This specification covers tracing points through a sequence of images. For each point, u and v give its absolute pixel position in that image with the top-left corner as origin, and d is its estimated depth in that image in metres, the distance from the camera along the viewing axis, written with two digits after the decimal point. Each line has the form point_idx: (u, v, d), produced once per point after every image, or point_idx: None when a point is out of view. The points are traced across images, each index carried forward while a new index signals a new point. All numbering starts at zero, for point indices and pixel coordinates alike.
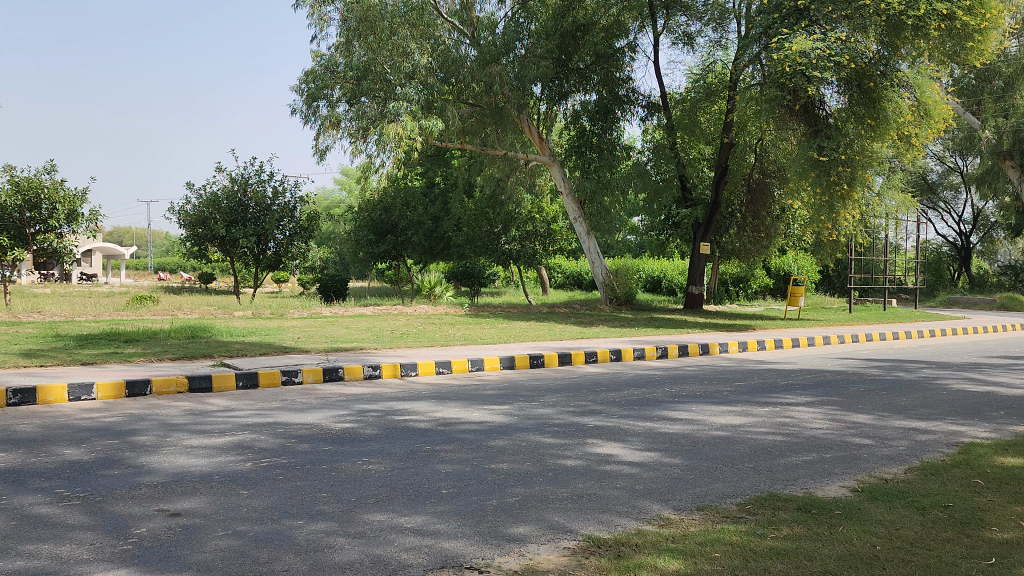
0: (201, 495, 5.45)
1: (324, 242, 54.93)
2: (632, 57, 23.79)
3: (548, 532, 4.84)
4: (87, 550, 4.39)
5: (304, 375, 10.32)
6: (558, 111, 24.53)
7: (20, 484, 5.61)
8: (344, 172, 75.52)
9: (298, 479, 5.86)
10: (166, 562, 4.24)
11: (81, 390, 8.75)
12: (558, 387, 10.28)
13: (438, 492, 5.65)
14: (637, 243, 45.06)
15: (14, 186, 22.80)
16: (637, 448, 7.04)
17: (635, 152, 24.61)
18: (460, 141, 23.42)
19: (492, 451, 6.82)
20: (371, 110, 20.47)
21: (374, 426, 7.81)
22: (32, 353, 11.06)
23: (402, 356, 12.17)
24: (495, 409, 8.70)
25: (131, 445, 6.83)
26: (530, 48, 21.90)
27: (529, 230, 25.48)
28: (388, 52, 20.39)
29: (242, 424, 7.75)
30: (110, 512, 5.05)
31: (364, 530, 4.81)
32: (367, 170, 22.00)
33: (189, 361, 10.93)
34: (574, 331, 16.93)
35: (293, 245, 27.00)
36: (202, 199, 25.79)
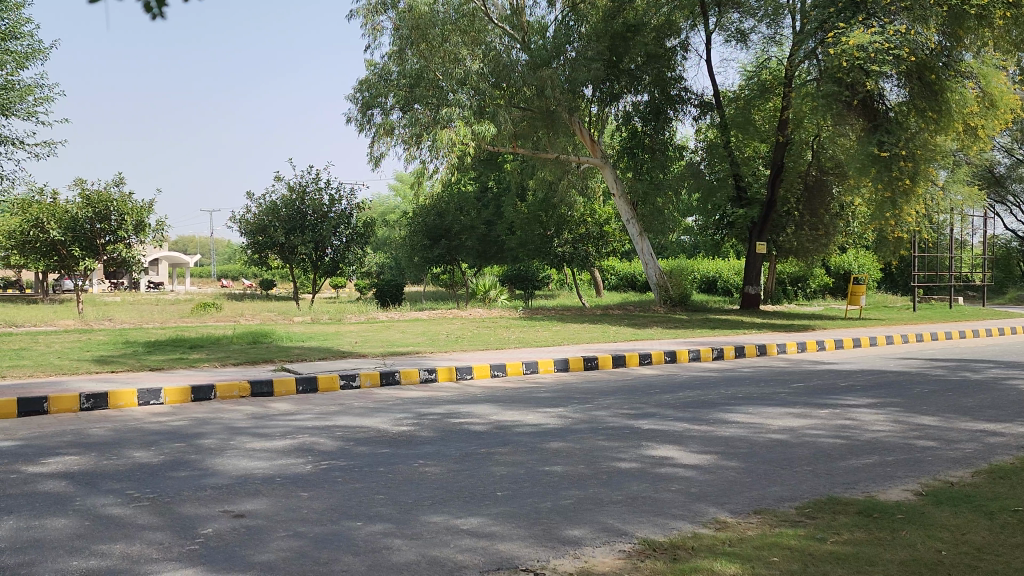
0: (263, 496, 5.62)
1: (379, 248, 55.62)
2: (684, 56, 23.70)
3: (602, 535, 4.85)
4: (156, 549, 4.57)
5: (361, 379, 10.52)
6: (609, 113, 24.36)
7: (94, 485, 5.85)
8: (399, 179, 76.53)
9: (357, 482, 5.99)
10: (230, 562, 4.38)
11: (150, 394, 9.07)
12: (613, 389, 10.25)
13: (493, 494, 5.71)
14: (691, 244, 44.45)
15: (85, 199, 23.75)
16: (692, 450, 6.99)
17: (689, 153, 24.65)
18: (513, 146, 23.24)
19: (547, 454, 6.86)
20: (424, 117, 20.62)
21: (430, 428, 7.92)
22: (104, 360, 11.50)
23: (457, 359, 12.28)
24: (549, 412, 8.74)
25: (198, 448, 7.05)
26: (581, 51, 21.86)
27: (581, 233, 25.25)
28: (440, 59, 21.05)
29: (302, 427, 7.93)
30: (177, 513, 5.23)
31: (420, 532, 4.89)
32: (420, 175, 22.30)
33: (252, 366, 11.21)
34: (629, 333, 16.85)
35: (350, 251, 27.45)
36: (262, 207, 26.49)
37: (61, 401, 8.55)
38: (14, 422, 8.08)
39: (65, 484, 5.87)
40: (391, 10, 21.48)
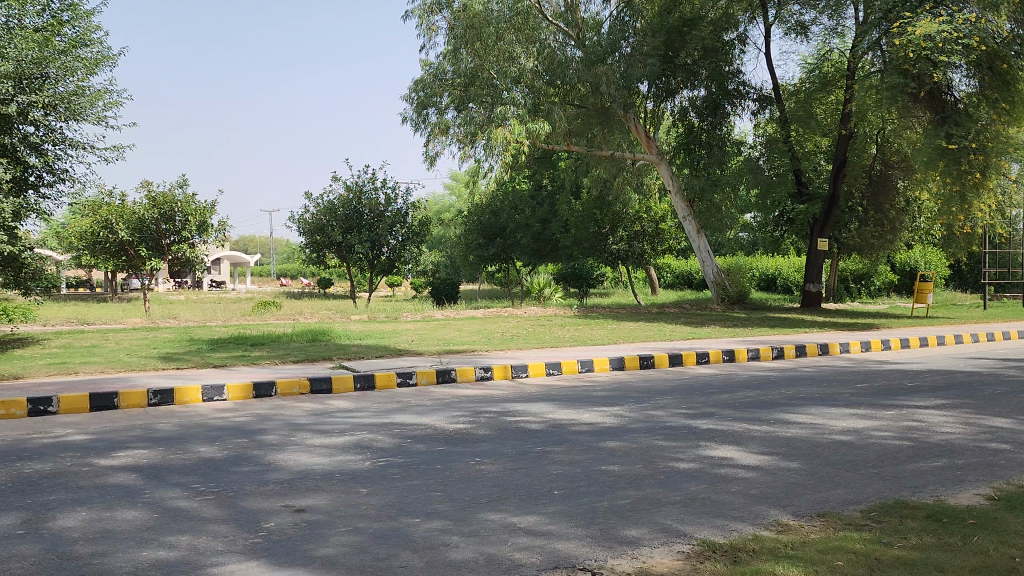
0: (324, 492, 5.71)
1: (435, 246, 56.01)
2: (742, 49, 23.41)
3: (661, 535, 4.80)
4: (222, 542, 4.67)
5: (418, 376, 10.59)
6: (665, 108, 24.08)
7: (162, 479, 6.01)
8: (454, 178, 77.05)
9: (414, 479, 6.04)
10: (292, 555, 4.46)
11: (214, 390, 9.29)
12: (670, 388, 10.13)
13: (550, 492, 5.69)
14: (749, 241, 43.72)
15: (151, 202, 24.51)
16: (752, 451, 6.86)
17: (748, 148, 24.21)
18: (567, 144, 23.12)
19: (603, 453, 6.81)
20: (478, 116, 20.83)
21: (486, 427, 7.94)
22: (169, 357, 11.83)
23: (512, 357, 12.30)
24: (606, 410, 8.68)
25: (260, 444, 7.19)
26: (637, 47, 21.72)
27: (637, 229, 25.08)
28: (494, 57, 20.95)
29: (360, 424, 8.04)
30: (240, 507, 5.34)
31: (478, 529, 4.90)
32: (475, 174, 22.41)
33: (311, 363, 11.41)
34: (686, 332, 16.63)
35: (406, 250, 27.71)
36: (319, 207, 26.93)
37: (130, 397, 8.84)
38: (87, 416, 8.37)
39: (135, 477, 6.05)
40: (446, 10, 21.63)
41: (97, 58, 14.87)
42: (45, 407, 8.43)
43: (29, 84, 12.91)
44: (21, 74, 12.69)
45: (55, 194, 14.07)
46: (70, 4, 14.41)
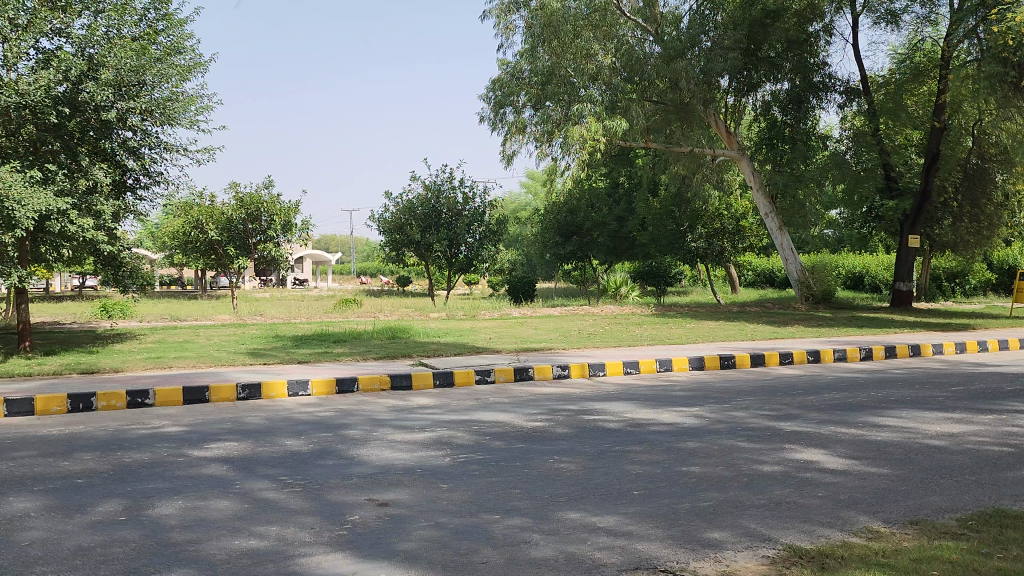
0: (406, 487, 5.80)
1: (512, 246, 56.23)
2: (828, 41, 22.75)
3: (745, 539, 4.70)
4: (309, 533, 4.81)
5: (496, 374, 10.65)
6: (746, 102, 23.71)
7: (251, 470, 6.22)
8: (530, 176, 77.27)
9: (494, 475, 6.08)
10: (376, 548, 4.55)
11: (299, 386, 9.57)
12: (751, 389, 9.92)
13: (630, 492, 5.65)
14: (835, 238, 42.38)
15: (239, 201, 25.59)
16: (839, 454, 6.66)
17: (833, 142, 23.43)
18: (645, 141, 22.85)
19: (684, 454, 6.71)
20: (556, 113, 21.05)
21: (564, 425, 7.93)
22: (256, 353, 12.22)
23: (590, 356, 12.26)
24: (686, 410, 8.57)
25: (343, 438, 7.36)
26: (718, 40, 21.20)
27: (716, 227, 24.69)
28: (571, 55, 20.97)
29: (441, 420, 8.14)
30: (325, 500, 5.48)
31: (557, 528, 4.91)
32: (551, 172, 22.49)
33: (391, 361, 11.61)
34: (769, 332, 16.24)
35: (483, 249, 27.94)
36: (399, 207, 27.41)
37: (220, 391, 9.17)
38: (181, 408, 8.73)
39: (226, 468, 6.28)
40: (523, 10, 21.80)
41: (189, 65, 15.38)
42: (142, 399, 8.86)
43: (127, 92, 13.45)
44: (121, 81, 13.24)
45: (150, 196, 14.67)
46: (166, 14, 15.00)
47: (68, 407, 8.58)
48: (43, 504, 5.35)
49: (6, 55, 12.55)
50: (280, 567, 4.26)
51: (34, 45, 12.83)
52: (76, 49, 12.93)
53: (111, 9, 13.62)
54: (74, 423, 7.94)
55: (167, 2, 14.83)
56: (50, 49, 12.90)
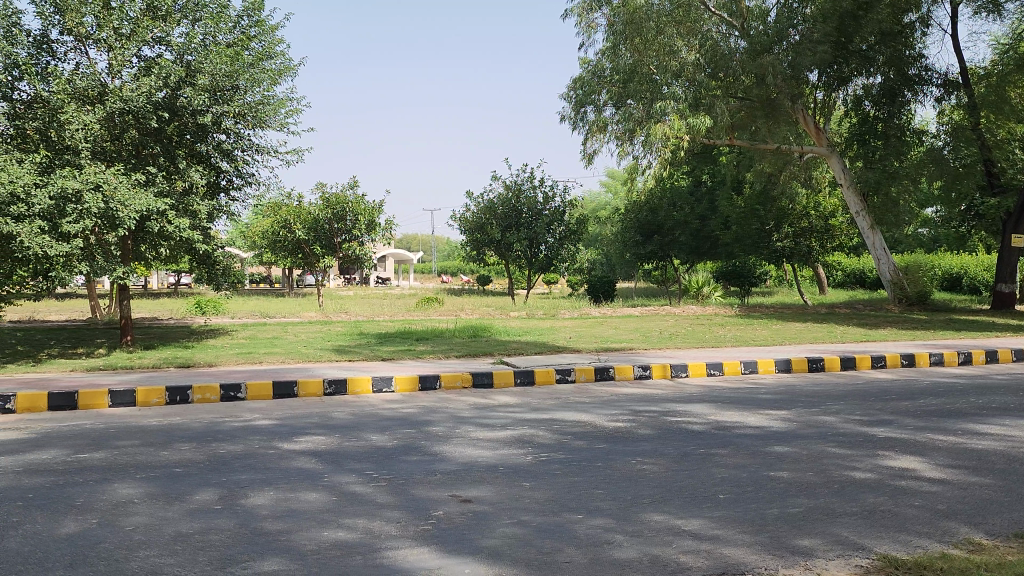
0: (489, 484, 5.84)
1: (592, 245, 56.08)
2: (925, 32, 21.88)
3: (837, 547, 4.55)
4: (395, 527, 4.89)
5: (577, 374, 10.62)
6: (837, 96, 22.97)
7: (339, 464, 6.38)
8: (611, 174, 76.87)
9: (576, 475, 6.06)
10: (461, 544, 4.60)
11: (383, 382, 9.75)
12: (841, 393, 9.60)
13: (716, 496, 5.54)
14: (931, 237, 40.65)
15: (324, 201, 26.26)
16: (937, 463, 6.38)
17: (930, 137, 22.55)
18: (729, 138, 22.38)
19: (772, 458, 6.56)
20: (638, 112, 20.76)
21: (647, 426, 7.84)
22: (342, 350, 12.53)
23: (672, 356, 12.14)
24: (772, 413, 8.36)
25: (427, 435, 7.46)
26: (807, 34, 20.60)
27: (803, 227, 24.25)
28: (654, 52, 20.66)
29: (522, 419, 8.16)
30: (411, 495, 5.57)
31: (642, 529, 4.86)
32: (633, 171, 22.37)
33: (473, 358, 11.72)
34: (859, 334, 15.69)
35: (564, 248, 27.87)
36: (479, 207, 27.73)
37: (308, 386, 9.43)
38: (271, 402, 9.02)
39: (315, 461, 6.44)
40: (605, 7, 21.76)
41: (280, 69, 15.74)
42: (234, 393, 9.17)
43: (222, 96, 13.83)
44: (216, 87, 13.62)
45: (242, 196, 15.17)
46: (258, 20, 15.33)
47: (166, 400, 8.96)
48: (145, 491, 5.60)
49: (111, 64, 13.26)
50: (368, 559, 4.34)
51: (137, 53, 13.48)
52: (175, 55, 13.53)
53: (207, 16, 14.15)
54: (172, 414, 8.29)
55: (259, 8, 15.26)
56: (151, 57, 13.54)
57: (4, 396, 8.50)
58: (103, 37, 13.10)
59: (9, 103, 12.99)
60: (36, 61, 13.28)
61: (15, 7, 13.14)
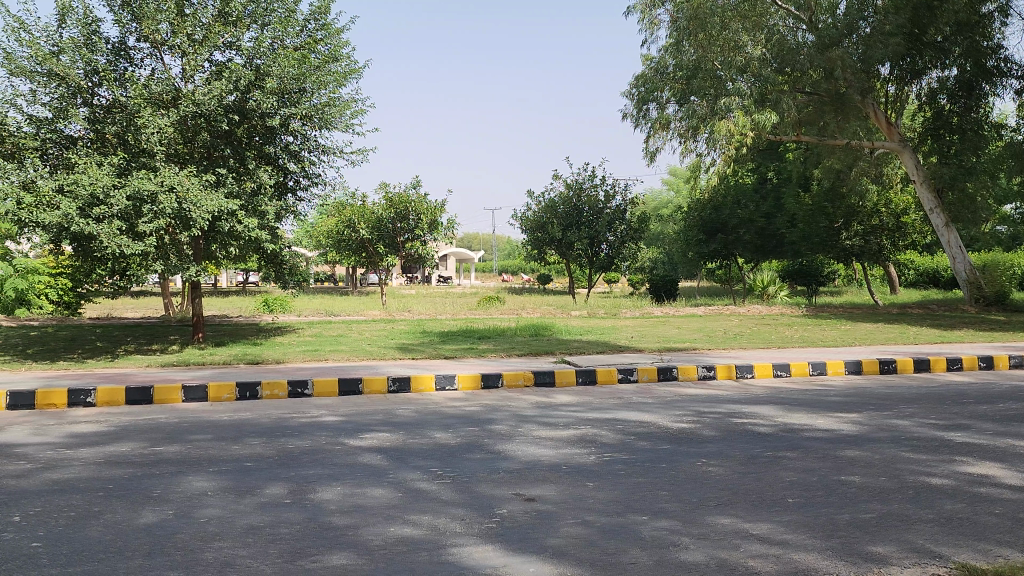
0: (552, 483, 5.84)
1: (654, 244, 55.69)
2: (1004, 22, 21.01)
3: (912, 555, 4.41)
4: (459, 524, 4.92)
5: (639, 373, 10.53)
6: (910, 90, 22.29)
7: (404, 460, 6.46)
8: (673, 172, 76.12)
9: (640, 476, 6.01)
10: (525, 543, 4.60)
11: (446, 380, 9.83)
12: (914, 396, 9.29)
13: (784, 500, 5.43)
14: (1010, 234, 39.13)
15: (389, 201, 26.86)
16: (1019, 470, 6.12)
17: (1009, 131, 21.95)
18: (797, 134, 21.94)
19: (842, 462, 6.39)
20: (701, 109, 20.49)
21: (713, 427, 7.73)
22: (406, 347, 12.68)
23: (738, 357, 11.93)
24: (842, 416, 8.15)
25: (490, 433, 7.50)
26: (878, 26, 19.89)
27: (874, 224, 23.36)
28: (718, 47, 20.38)
29: (585, 419, 8.13)
30: (476, 492, 5.60)
31: (708, 532, 4.79)
32: (697, 169, 22.13)
33: (535, 358, 11.72)
34: (933, 335, 15.20)
35: (625, 247, 27.65)
36: (541, 206, 27.80)
37: (372, 384, 9.57)
38: (337, 399, 9.19)
39: (381, 458, 6.54)
40: (669, 3, 21.56)
41: (345, 72, 15.90)
42: (302, 390, 9.37)
43: (289, 99, 14.16)
44: (284, 89, 13.95)
45: (308, 197, 15.48)
46: (324, 23, 15.57)
47: (237, 395, 9.20)
48: (218, 484, 5.76)
49: (185, 68, 13.68)
50: (433, 556, 4.38)
51: (209, 58, 13.89)
52: (245, 60, 13.88)
53: (275, 21, 14.47)
54: (242, 410, 8.52)
55: (326, 11, 15.50)
56: (222, 61, 13.91)
57: (85, 390, 8.86)
58: (177, 42, 13.51)
59: (89, 107, 13.54)
60: (115, 68, 13.78)
61: (94, 15, 13.63)
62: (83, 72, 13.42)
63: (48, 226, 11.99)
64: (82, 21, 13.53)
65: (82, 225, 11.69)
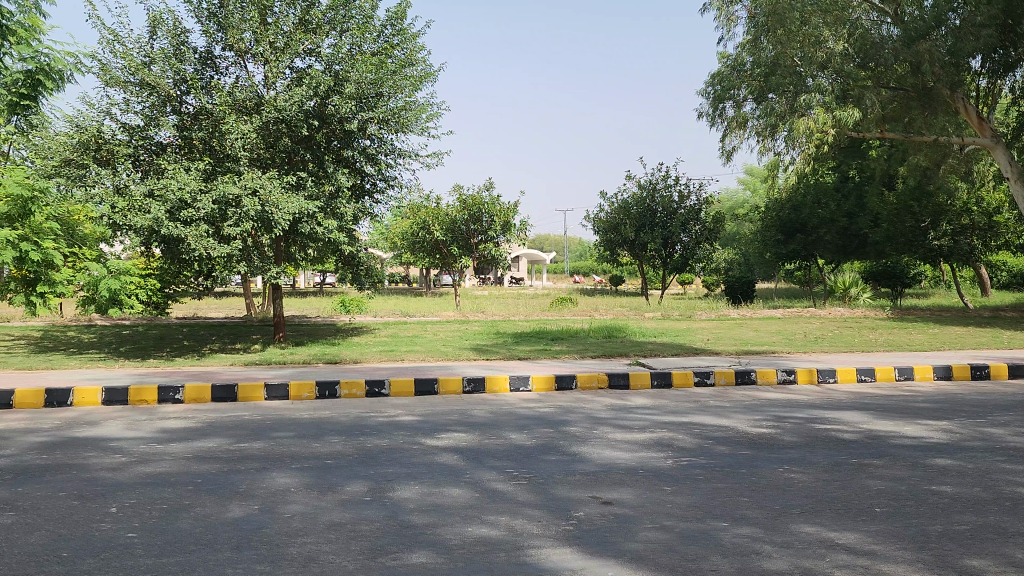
0: (629, 487, 5.78)
1: (729, 243, 54.77)
2: None
3: (1011, 570, 4.20)
4: (536, 526, 4.92)
5: (717, 376, 10.35)
6: (1003, 83, 21.36)
7: (480, 461, 6.49)
8: (750, 170, 74.71)
9: (719, 481, 5.90)
10: (603, 546, 4.57)
11: (520, 382, 9.86)
12: (1009, 403, 8.87)
13: (871, 509, 5.25)
14: None
15: (462, 203, 27.17)
16: None
17: None
18: (881, 131, 21.21)
19: (932, 471, 6.15)
20: (779, 106, 20.03)
21: (793, 433, 7.53)
22: (480, 348, 12.77)
23: (819, 361, 11.61)
24: (932, 424, 7.85)
25: (565, 435, 7.48)
26: (969, 17, 18.99)
27: (963, 223, 22.53)
28: (798, 44, 19.82)
29: (661, 422, 8.04)
30: (552, 494, 5.59)
31: (792, 541, 4.66)
32: (775, 168, 21.68)
33: (609, 359, 11.65)
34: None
35: (700, 247, 27.18)
36: (614, 207, 27.61)
37: (447, 384, 9.66)
38: (413, 399, 9.30)
39: (458, 458, 6.59)
40: None
41: (420, 76, 16.13)
42: (379, 389, 9.53)
43: (366, 103, 14.38)
44: (361, 94, 14.18)
45: (385, 199, 15.73)
46: (401, 28, 15.82)
47: (316, 394, 9.42)
48: (300, 481, 5.90)
49: (268, 75, 14.04)
50: (511, 557, 4.39)
51: (290, 65, 14.24)
52: (325, 66, 14.19)
53: (354, 27, 14.76)
54: (321, 408, 8.71)
55: (402, 16, 15.73)
56: (303, 68, 14.29)
57: (173, 387, 9.20)
58: (260, 51, 13.91)
59: (178, 115, 14.09)
60: (201, 76, 14.29)
61: (183, 26, 14.15)
62: (173, 81, 13.95)
63: (140, 229, 12.54)
64: (172, 32, 14.06)
65: (171, 228, 12.18)
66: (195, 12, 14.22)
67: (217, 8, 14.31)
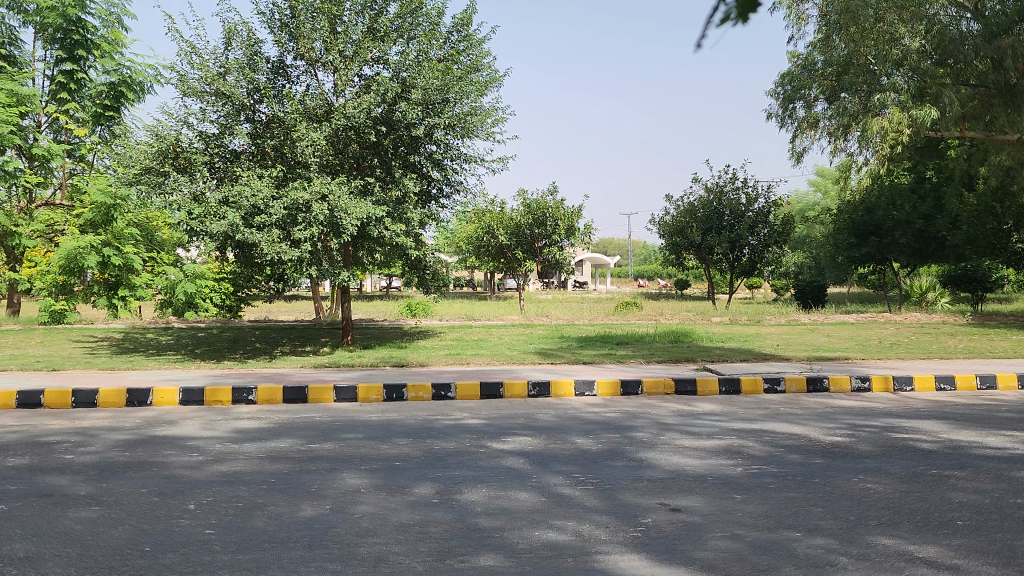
0: (698, 494, 5.70)
1: (799, 246, 53.47)
2: None
3: None
4: (604, 532, 4.89)
5: (787, 383, 10.12)
6: None
7: (546, 465, 6.48)
8: (820, 171, 72.93)
9: (792, 491, 5.76)
10: (671, 554, 4.51)
11: (585, 386, 9.82)
12: None
13: (953, 522, 5.05)
14: None
15: (527, 207, 27.25)
16: None
17: None
18: (960, 130, 20.47)
19: (1019, 484, 5.89)
20: (852, 105, 19.53)
21: (869, 442, 7.30)
22: (544, 352, 12.76)
23: (895, 368, 11.24)
24: (1017, 434, 7.51)
25: (632, 440, 7.41)
26: None
27: None
28: (873, 42, 19.22)
29: (730, 429, 7.90)
30: (620, 500, 5.54)
31: (869, 553, 4.52)
32: (847, 169, 21.20)
33: (676, 365, 11.50)
34: None
35: (768, 251, 26.66)
36: (680, 209, 27.33)
37: (513, 388, 9.68)
38: (479, 402, 9.35)
39: (524, 461, 6.60)
40: None
41: (486, 81, 16.23)
42: (445, 393, 9.61)
43: (433, 109, 14.52)
44: (427, 100, 14.32)
45: (451, 204, 15.86)
46: (466, 34, 15.99)
47: (384, 396, 9.56)
48: (369, 482, 5.99)
49: (337, 83, 14.33)
50: (579, 562, 4.37)
51: (358, 72, 14.51)
52: (392, 73, 14.43)
53: (421, 34, 14.95)
54: (389, 411, 8.83)
55: (468, 23, 15.87)
56: (370, 75, 14.52)
57: (246, 388, 9.46)
58: (330, 59, 14.22)
59: (252, 123, 14.50)
60: (274, 85, 14.68)
61: (257, 37, 14.54)
62: (246, 90, 14.33)
63: (215, 235, 12.95)
64: (246, 43, 14.47)
65: (245, 233, 12.55)
66: (268, 23, 14.61)
67: (288, 18, 14.67)
